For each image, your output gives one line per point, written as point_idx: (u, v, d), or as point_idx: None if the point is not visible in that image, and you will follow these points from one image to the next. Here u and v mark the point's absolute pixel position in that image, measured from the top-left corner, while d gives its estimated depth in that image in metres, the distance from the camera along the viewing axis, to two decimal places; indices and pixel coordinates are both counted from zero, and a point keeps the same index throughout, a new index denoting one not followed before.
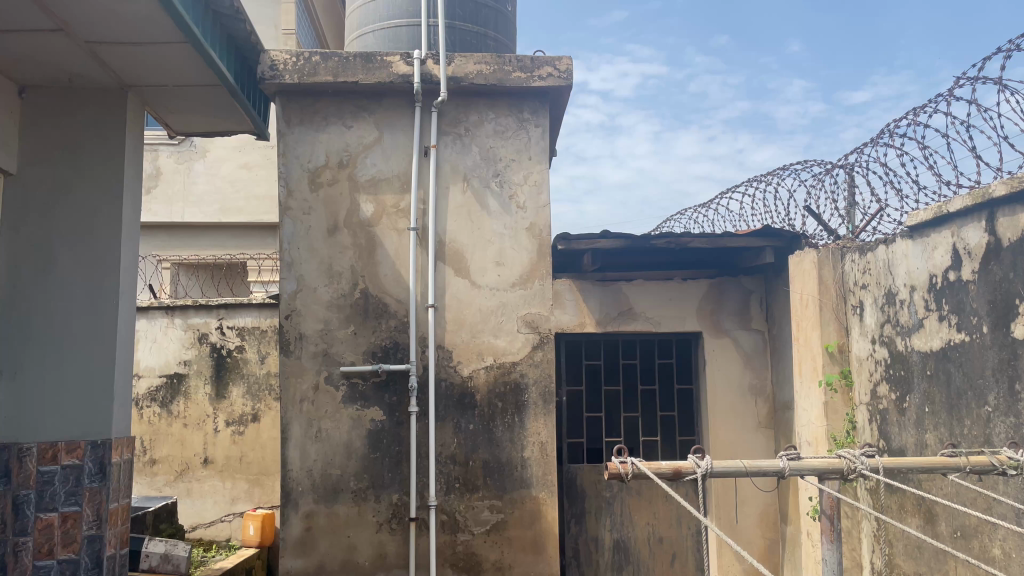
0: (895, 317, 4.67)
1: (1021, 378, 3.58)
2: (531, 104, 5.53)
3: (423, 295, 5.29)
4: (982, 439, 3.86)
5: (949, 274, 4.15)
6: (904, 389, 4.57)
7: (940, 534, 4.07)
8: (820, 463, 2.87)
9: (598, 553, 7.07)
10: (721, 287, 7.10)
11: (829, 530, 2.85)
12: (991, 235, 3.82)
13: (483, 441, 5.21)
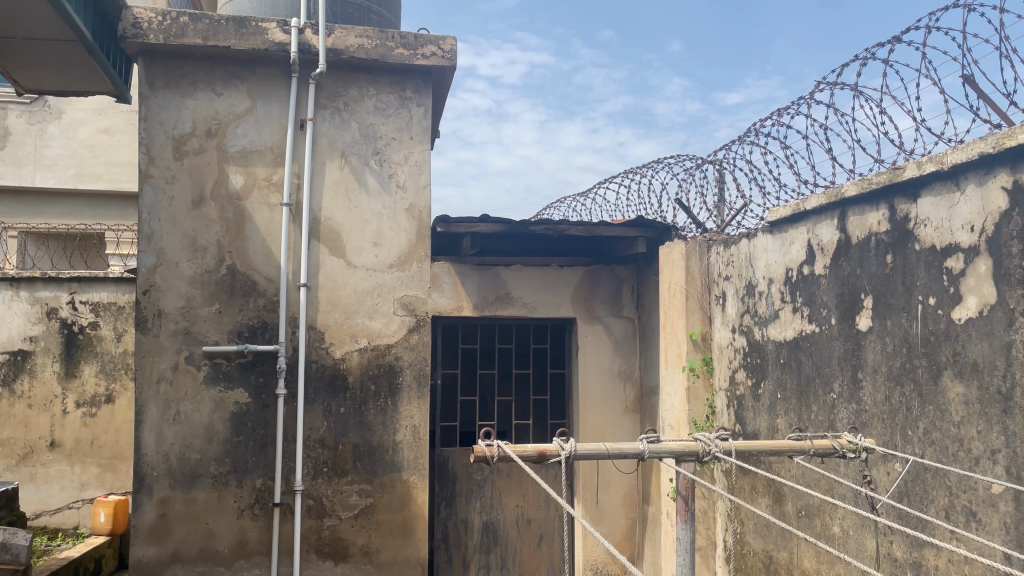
0: (754, 307, 4.90)
1: (863, 367, 3.84)
2: (414, 82, 5.44)
3: (295, 273, 5.11)
4: (827, 424, 4.12)
5: (804, 268, 4.39)
6: (760, 376, 4.81)
7: (787, 513, 4.33)
8: (677, 446, 2.96)
9: (467, 536, 7.10)
10: (595, 274, 7.25)
11: (683, 510, 2.94)
12: (842, 233, 4.05)
13: (353, 424, 5.11)
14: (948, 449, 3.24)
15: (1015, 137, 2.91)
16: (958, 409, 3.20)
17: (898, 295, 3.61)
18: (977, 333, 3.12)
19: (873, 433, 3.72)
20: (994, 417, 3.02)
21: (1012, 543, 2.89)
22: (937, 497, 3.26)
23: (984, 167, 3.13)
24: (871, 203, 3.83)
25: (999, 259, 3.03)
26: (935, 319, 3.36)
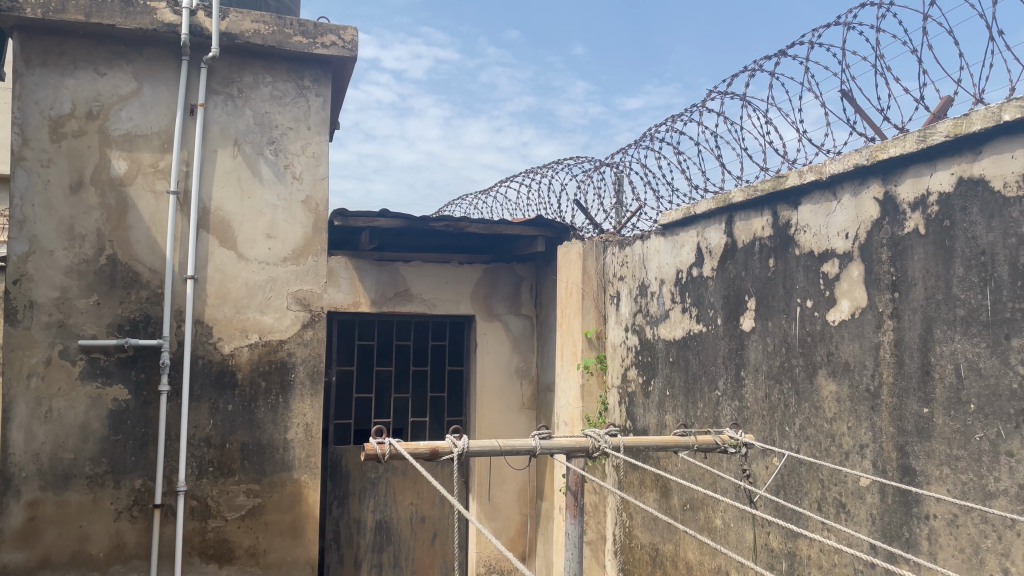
0: (646, 307, 5.03)
1: (746, 366, 4.00)
2: (313, 72, 5.32)
3: (182, 265, 4.90)
4: (712, 420, 4.27)
5: (693, 270, 4.53)
6: (650, 373, 4.95)
7: (672, 507, 4.46)
8: (568, 442, 3.00)
9: (359, 535, 7.00)
10: (495, 271, 7.28)
11: (572, 506, 2.99)
12: (729, 237, 4.21)
13: (242, 422, 4.95)
14: (821, 445, 3.42)
15: (886, 150, 3.10)
16: (830, 406, 3.38)
17: (779, 298, 3.78)
18: (849, 335, 3.31)
19: (753, 429, 3.89)
20: (863, 414, 3.20)
21: (877, 533, 3.07)
22: (811, 490, 3.43)
23: (859, 178, 3.32)
24: (756, 209, 4.00)
25: (870, 265, 3.22)
26: (812, 320, 3.54)
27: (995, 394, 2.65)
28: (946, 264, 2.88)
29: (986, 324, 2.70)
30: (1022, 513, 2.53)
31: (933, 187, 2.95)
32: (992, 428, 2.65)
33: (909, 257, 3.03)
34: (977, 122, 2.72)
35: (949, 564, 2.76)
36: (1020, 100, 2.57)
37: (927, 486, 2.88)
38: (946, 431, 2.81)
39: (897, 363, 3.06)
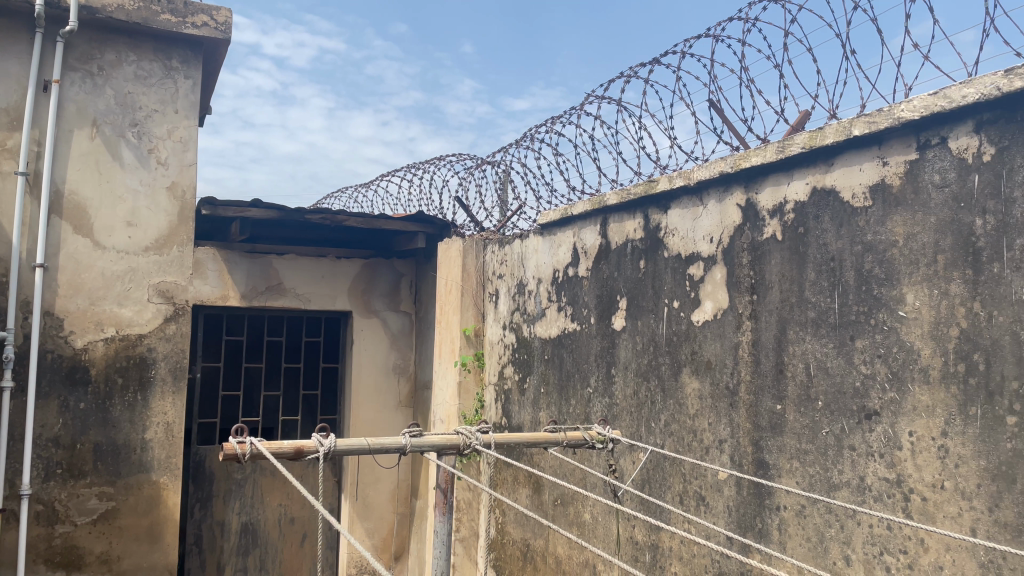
0: (523, 305, 5.08)
1: (616, 364, 4.10)
2: (182, 52, 5.05)
3: (31, 252, 4.54)
4: (583, 417, 4.36)
5: (569, 270, 4.61)
6: (525, 371, 5.00)
7: (544, 503, 4.52)
8: (439, 439, 2.98)
9: (223, 538, 6.73)
10: (374, 267, 7.16)
11: (441, 503, 2.97)
12: (603, 238, 4.31)
13: (95, 421, 4.64)
14: (684, 440, 3.55)
15: (749, 159, 3.25)
16: (693, 403, 3.51)
17: (648, 298, 3.89)
18: (711, 335, 3.45)
19: (622, 425, 3.99)
20: (722, 410, 3.35)
21: (733, 525, 3.21)
22: (673, 484, 3.56)
23: (723, 185, 3.46)
24: (628, 211, 4.10)
25: (732, 269, 3.36)
26: (678, 320, 3.67)
27: (840, 391, 2.83)
28: (800, 268, 3.04)
29: (834, 325, 2.88)
30: (861, 502, 2.71)
31: (790, 196, 3.11)
32: (837, 423, 2.82)
33: (767, 261, 3.19)
34: (830, 136, 2.89)
35: (797, 553, 2.92)
36: (868, 117, 2.75)
37: (778, 479, 3.04)
38: (796, 427, 2.98)
39: (754, 361, 3.21)
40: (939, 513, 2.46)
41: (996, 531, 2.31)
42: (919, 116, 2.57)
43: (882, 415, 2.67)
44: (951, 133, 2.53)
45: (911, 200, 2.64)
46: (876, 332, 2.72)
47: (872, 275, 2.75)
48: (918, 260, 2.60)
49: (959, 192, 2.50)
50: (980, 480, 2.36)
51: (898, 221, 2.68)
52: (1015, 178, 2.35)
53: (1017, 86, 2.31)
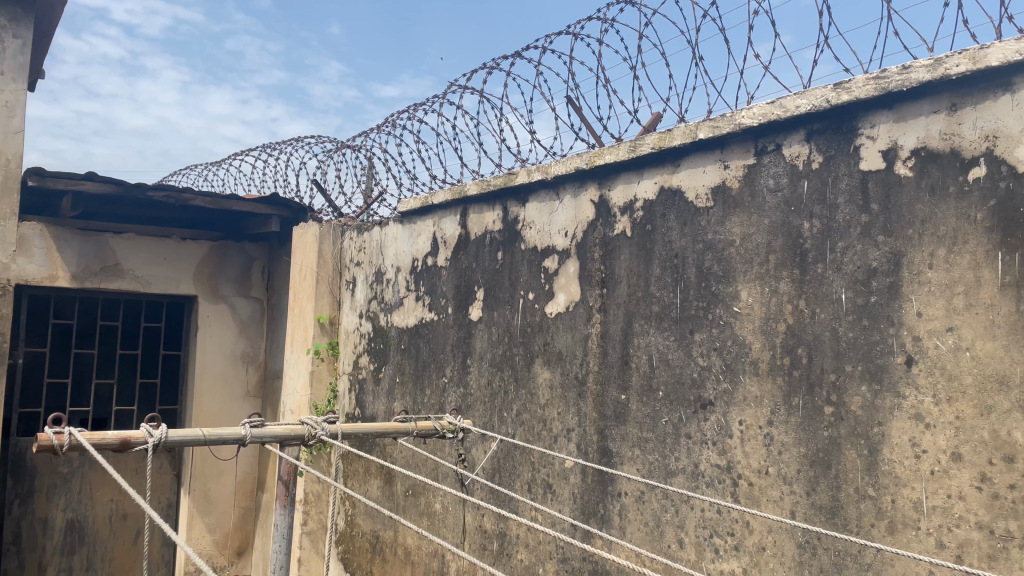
0: (380, 294, 5.00)
1: (471, 354, 4.11)
2: (10, 11, 4.84)
3: None
4: (436, 407, 4.34)
5: (428, 260, 4.58)
6: (380, 361, 4.92)
7: (395, 494, 4.47)
8: (282, 430, 2.85)
9: (46, 537, 6.25)
10: (223, 250, 6.83)
11: (283, 496, 2.87)
12: (462, 228, 4.30)
13: None
14: (534, 429, 3.61)
15: (603, 157, 3.33)
16: (544, 393, 3.58)
17: (504, 289, 3.92)
18: (563, 327, 3.52)
19: (475, 415, 4.01)
20: (571, 401, 3.43)
21: (577, 511, 3.30)
22: (523, 473, 3.61)
23: (578, 181, 3.53)
24: (487, 203, 4.12)
25: (584, 263, 3.45)
26: (532, 312, 3.72)
27: (679, 382, 2.96)
28: (646, 264, 3.15)
29: (676, 320, 3.01)
30: (695, 488, 2.85)
31: (639, 194, 3.22)
32: (676, 413, 2.95)
33: (616, 257, 3.29)
34: (678, 138, 3.02)
35: (635, 537, 3.04)
36: (713, 122, 2.89)
37: (621, 466, 3.15)
38: (639, 416, 3.10)
39: (602, 353, 3.31)
40: (763, 497, 2.63)
41: (812, 513, 2.49)
42: (758, 123, 2.73)
43: (716, 405, 2.82)
44: (785, 140, 2.70)
45: (748, 202, 2.80)
46: (714, 327, 2.86)
47: (711, 273, 2.90)
48: (752, 259, 2.76)
49: (790, 196, 2.67)
50: (800, 465, 2.54)
51: (735, 222, 2.83)
52: (839, 186, 2.53)
53: (843, 100, 2.49)
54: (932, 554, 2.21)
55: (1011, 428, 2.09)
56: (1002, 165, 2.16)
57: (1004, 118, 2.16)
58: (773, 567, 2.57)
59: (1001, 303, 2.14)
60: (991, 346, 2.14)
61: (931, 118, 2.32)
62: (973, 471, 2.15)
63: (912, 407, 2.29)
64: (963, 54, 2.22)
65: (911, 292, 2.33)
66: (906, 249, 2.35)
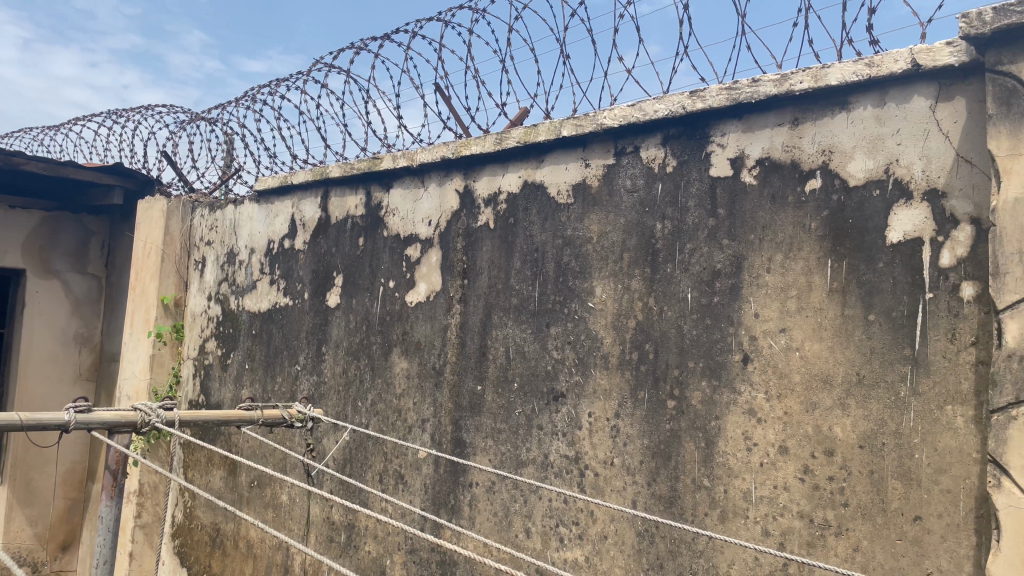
0: (232, 276, 4.78)
1: (326, 341, 3.99)
2: None
3: None
4: (287, 396, 4.20)
5: (284, 242, 4.41)
6: (229, 346, 4.70)
7: (240, 485, 4.29)
8: (111, 416, 2.64)
9: None
10: (58, 221, 6.32)
11: (110, 486, 2.67)
12: (322, 211, 4.17)
13: None
14: (388, 420, 3.55)
15: (469, 147, 3.32)
16: (400, 383, 3.53)
17: (364, 276, 3.84)
18: (422, 316, 3.49)
19: (327, 404, 3.91)
20: (427, 391, 3.40)
21: (428, 503, 3.29)
22: (374, 463, 3.55)
23: (443, 170, 3.51)
24: (350, 187, 4.02)
25: (446, 253, 3.42)
26: (391, 300, 3.66)
27: (534, 373, 3.00)
28: (507, 257, 3.17)
29: (533, 313, 3.04)
30: (544, 479, 2.89)
31: (504, 187, 3.24)
32: (529, 405, 2.99)
33: (478, 248, 3.29)
34: (542, 133, 3.05)
35: (484, 527, 3.06)
36: (575, 120, 2.93)
37: (473, 457, 3.16)
38: (493, 407, 3.11)
39: (460, 344, 3.30)
40: (607, 487, 2.71)
41: (652, 503, 2.60)
42: (619, 124, 2.79)
43: (567, 397, 2.88)
44: (642, 143, 2.79)
45: (606, 201, 2.87)
46: (569, 321, 2.92)
47: (568, 268, 2.95)
48: (608, 256, 2.83)
49: (646, 198, 2.76)
50: (643, 457, 2.64)
51: (593, 220, 2.90)
52: (690, 190, 2.64)
53: (698, 108, 2.59)
54: (757, 541, 2.35)
55: (831, 423, 2.25)
56: (835, 178, 2.32)
57: (839, 135, 2.33)
58: (614, 555, 2.66)
59: (828, 307, 2.30)
60: (818, 347, 2.30)
61: (776, 130, 2.46)
62: (797, 463, 2.30)
63: (746, 402, 2.43)
64: (806, 72, 2.36)
65: (750, 294, 2.46)
66: (747, 253, 2.48)
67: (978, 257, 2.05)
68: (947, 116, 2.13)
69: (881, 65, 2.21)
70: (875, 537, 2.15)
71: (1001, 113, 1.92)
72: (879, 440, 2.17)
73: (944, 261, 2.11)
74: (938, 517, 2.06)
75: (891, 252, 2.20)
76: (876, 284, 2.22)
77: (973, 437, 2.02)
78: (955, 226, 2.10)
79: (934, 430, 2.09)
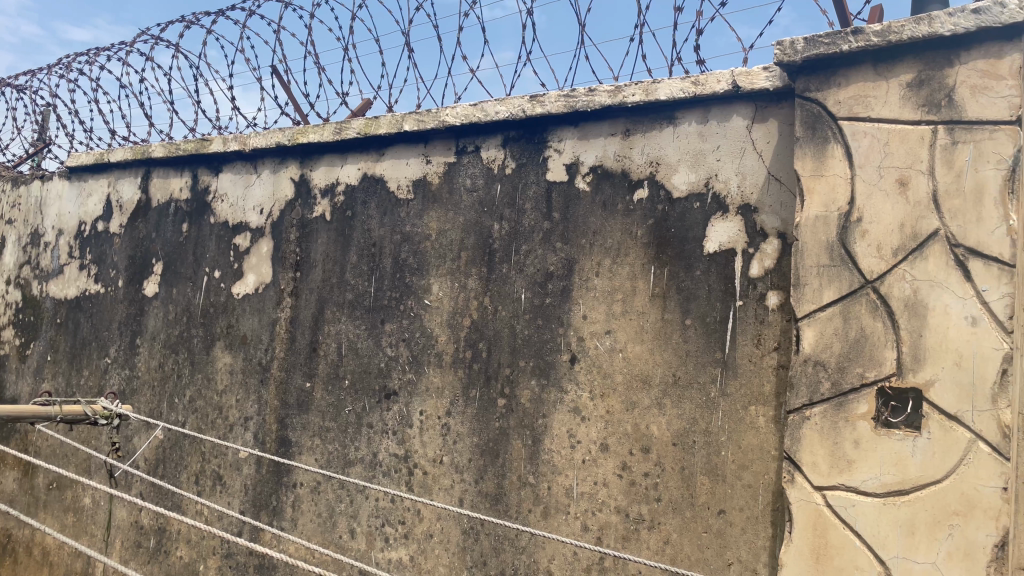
0: (35, 259, 4.36)
1: (142, 333, 3.72)
2: None
3: None
4: (95, 390, 3.88)
5: (98, 225, 4.07)
6: (29, 336, 4.28)
7: (36, 487, 3.92)
8: None
9: None
10: None
11: None
12: (142, 193, 3.90)
13: None
14: (208, 418, 3.36)
15: (306, 135, 3.20)
16: (223, 378, 3.35)
17: (186, 265, 3.62)
18: (250, 309, 3.33)
19: (141, 400, 3.65)
20: (251, 387, 3.25)
21: (247, 504, 3.14)
22: (191, 463, 3.35)
23: (278, 157, 3.37)
24: (175, 168, 3.77)
25: (278, 244, 3.29)
26: (216, 291, 3.47)
27: (365, 371, 2.94)
28: (342, 250, 3.09)
29: (367, 308, 2.99)
30: (371, 478, 2.85)
31: (341, 178, 3.15)
32: (359, 403, 2.93)
33: (312, 240, 3.19)
34: (383, 126, 2.99)
35: (307, 529, 2.96)
36: (417, 115, 2.90)
37: (298, 456, 3.05)
38: (321, 405, 3.03)
39: (289, 339, 3.18)
40: (435, 485, 2.71)
41: (478, 501, 2.62)
42: (460, 122, 2.79)
43: (398, 395, 2.84)
44: (483, 143, 2.81)
45: (445, 198, 2.86)
46: (403, 318, 2.89)
47: (405, 265, 2.92)
48: (445, 254, 2.83)
49: (484, 198, 2.78)
50: (472, 455, 2.65)
51: (432, 217, 2.89)
52: (527, 193, 2.69)
53: (538, 112, 2.63)
54: (577, 536, 2.43)
55: (648, 422, 2.36)
56: (660, 190, 2.44)
57: (665, 148, 2.44)
58: (438, 554, 2.66)
59: (650, 311, 2.41)
60: (640, 349, 2.41)
61: (610, 140, 2.55)
62: (616, 460, 2.40)
63: (572, 401, 2.49)
64: (639, 85, 2.45)
65: (579, 296, 2.53)
66: (578, 257, 2.55)
67: (783, 269, 2.22)
68: (761, 136, 2.29)
69: (706, 84, 2.34)
70: (684, 530, 2.28)
71: (807, 137, 2.09)
72: (691, 438, 2.30)
73: (753, 272, 2.27)
74: (740, 510, 2.21)
75: (708, 262, 2.34)
76: (693, 291, 2.35)
77: (771, 435, 2.19)
78: (763, 239, 2.26)
79: (739, 428, 2.24)
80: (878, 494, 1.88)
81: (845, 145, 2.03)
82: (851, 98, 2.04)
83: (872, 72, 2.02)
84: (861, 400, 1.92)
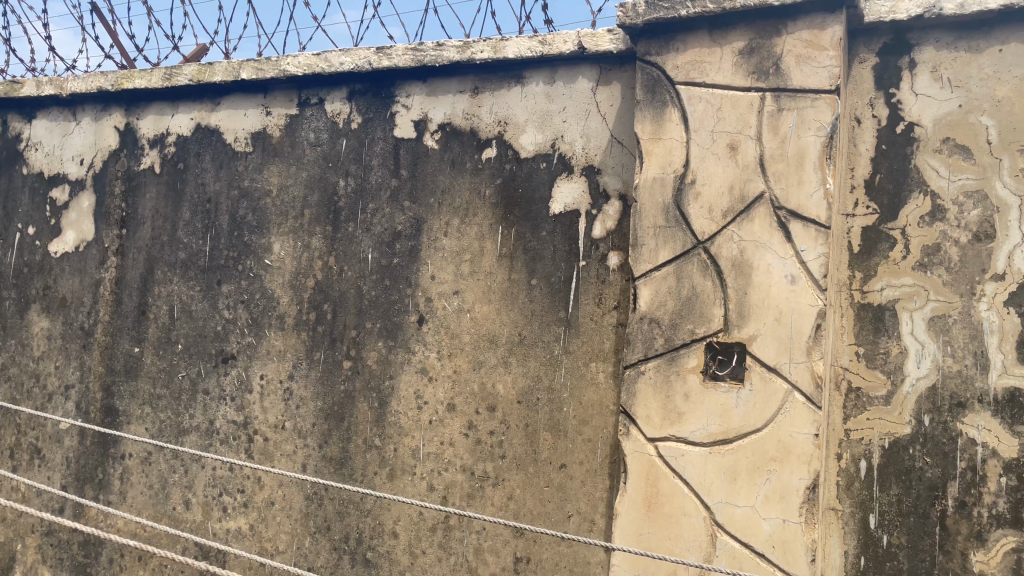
0: None
1: None
2: None
3: None
4: None
5: None
6: None
7: None
8: None
9: None
10: None
11: None
12: None
13: None
14: (23, 387, 3.09)
15: (133, 80, 2.96)
16: (39, 344, 3.08)
17: None
18: (70, 269, 3.07)
19: None
20: (73, 353, 3.01)
21: (70, 478, 2.92)
22: (4, 437, 3.07)
23: (102, 103, 3.10)
24: None
25: (102, 198, 3.04)
26: (31, 249, 3.17)
27: (200, 334, 2.79)
28: (175, 206, 2.90)
29: (203, 268, 2.82)
30: (208, 446, 2.72)
31: (174, 129, 2.95)
32: (193, 367, 2.78)
33: (141, 194, 2.97)
34: (219, 74, 2.81)
35: (137, 503, 2.80)
36: (256, 63, 2.75)
37: (127, 426, 2.87)
38: (152, 371, 2.85)
39: (115, 301, 2.96)
40: (277, 451, 2.62)
41: (322, 465, 2.56)
42: (303, 73, 2.67)
43: (237, 359, 2.72)
44: (328, 96, 2.70)
45: (287, 153, 2.74)
46: (242, 279, 2.75)
47: (244, 222, 2.77)
48: (287, 212, 2.71)
49: (329, 152, 2.67)
50: (315, 420, 2.58)
51: (273, 172, 2.75)
52: (374, 149, 2.61)
53: (385, 65, 2.55)
54: (422, 496, 2.43)
55: (494, 381, 2.38)
56: (508, 149, 2.43)
57: (513, 107, 2.44)
58: (280, 521, 2.58)
59: (496, 271, 2.41)
60: (485, 309, 2.41)
61: (458, 97, 2.51)
62: (462, 420, 2.40)
63: (419, 362, 2.47)
64: (487, 42, 2.42)
65: (427, 256, 2.50)
66: (426, 216, 2.51)
67: (623, 230, 2.28)
68: (605, 99, 2.33)
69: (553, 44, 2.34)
70: (526, 485, 2.32)
71: (647, 100, 2.14)
72: (534, 395, 2.34)
73: (595, 233, 2.31)
74: (580, 464, 2.27)
75: (553, 222, 2.36)
76: (539, 251, 2.37)
77: (610, 391, 2.26)
78: (605, 200, 2.30)
79: (580, 385, 2.29)
80: (705, 443, 1.98)
81: (681, 109, 2.09)
82: (688, 63, 2.10)
83: (707, 39, 2.08)
84: (692, 355, 2.01)
